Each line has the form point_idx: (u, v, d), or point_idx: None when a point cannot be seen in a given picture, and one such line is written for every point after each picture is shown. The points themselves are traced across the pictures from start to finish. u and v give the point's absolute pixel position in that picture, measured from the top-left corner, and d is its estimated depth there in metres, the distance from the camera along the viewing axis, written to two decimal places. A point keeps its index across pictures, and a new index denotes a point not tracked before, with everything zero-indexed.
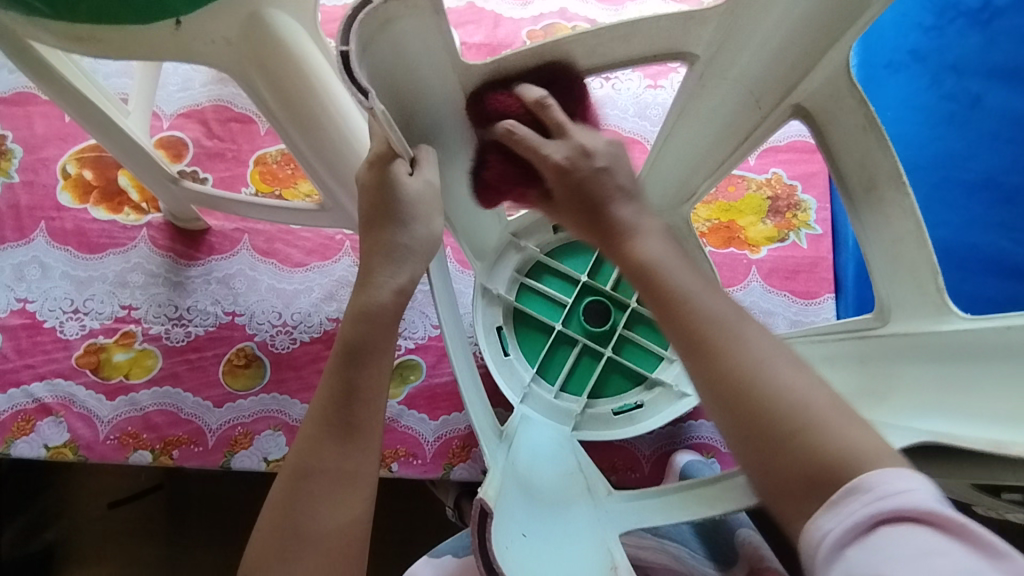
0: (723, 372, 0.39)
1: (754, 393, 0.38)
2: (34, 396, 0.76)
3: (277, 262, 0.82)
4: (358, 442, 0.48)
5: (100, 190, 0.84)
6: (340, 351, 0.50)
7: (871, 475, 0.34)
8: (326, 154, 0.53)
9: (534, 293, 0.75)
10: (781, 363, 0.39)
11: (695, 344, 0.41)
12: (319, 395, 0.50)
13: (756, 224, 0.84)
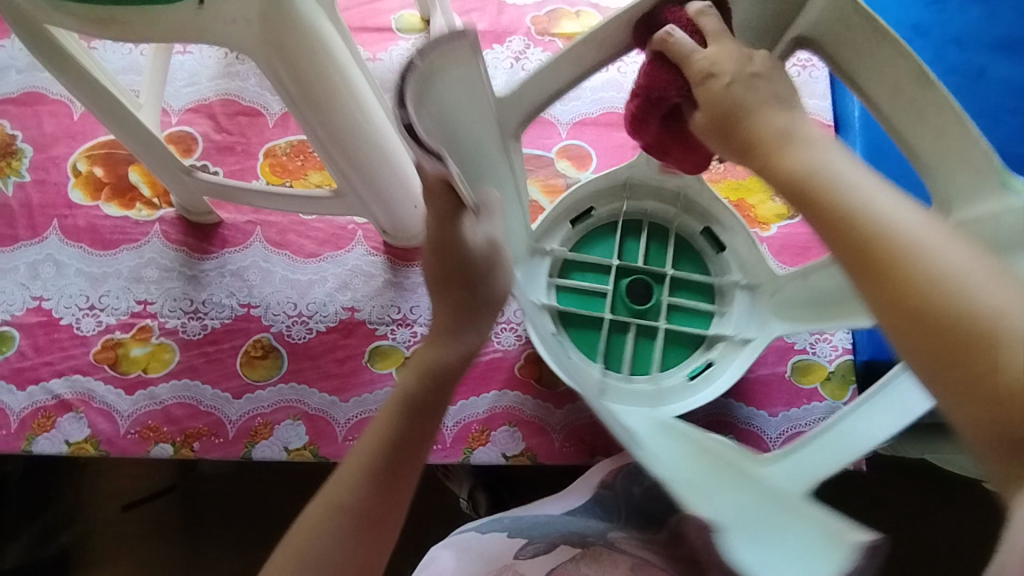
0: (918, 299, 0.33)
1: (958, 327, 0.31)
2: (54, 393, 0.77)
3: (290, 253, 0.83)
4: (397, 494, 0.47)
5: (111, 187, 0.84)
6: (398, 401, 0.48)
7: None
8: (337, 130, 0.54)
9: (573, 291, 0.74)
10: (998, 288, 0.32)
11: (882, 267, 0.34)
12: (373, 435, 0.48)
13: (765, 202, 0.85)
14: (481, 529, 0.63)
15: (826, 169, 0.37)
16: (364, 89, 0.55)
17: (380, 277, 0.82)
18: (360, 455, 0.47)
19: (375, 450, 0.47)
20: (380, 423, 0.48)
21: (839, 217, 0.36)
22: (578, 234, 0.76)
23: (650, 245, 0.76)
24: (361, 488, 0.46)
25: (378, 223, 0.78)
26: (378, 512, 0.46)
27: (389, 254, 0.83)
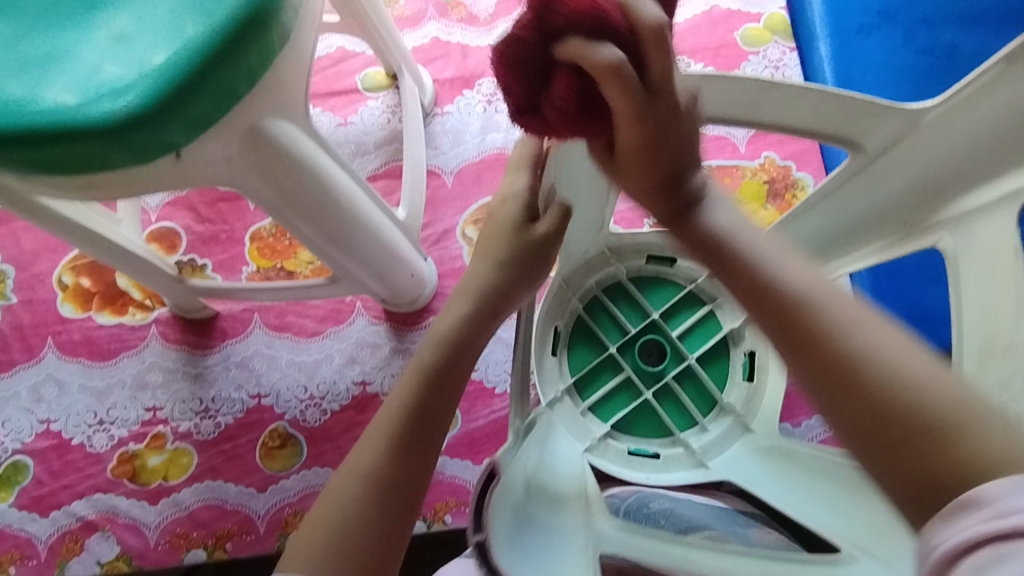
0: (831, 350, 0.32)
1: (865, 377, 0.31)
2: (77, 515, 0.76)
3: (292, 335, 0.81)
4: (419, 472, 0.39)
5: (101, 296, 0.83)
6: (418, 370, 0.42)
7: (986, 484, 0.27)
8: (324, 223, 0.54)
9: (603, 402, 0.78)
10: (893, 337, 0.32)
11: (797, 324, 0.33)
12: (379, 427, 0.39)
13: (758, 211, 0.84)
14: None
15: (740, 232, 0.39)
16: (347, 187, 0.54)
17: (387, 346, 0.81)
18: (354, 468, 0.38)
19: (380, 464, 0.38)
20: (379, 417, 0.40)
21: (744, 279, 0.37)
22: (564, 356, 0.80)
23: (619, 306, 0.81)
24: (365, 505, 0.37)
25: (377, 295, 0.76)
26: (381, 533, 0.36)
27: (391, 321, 0.82)
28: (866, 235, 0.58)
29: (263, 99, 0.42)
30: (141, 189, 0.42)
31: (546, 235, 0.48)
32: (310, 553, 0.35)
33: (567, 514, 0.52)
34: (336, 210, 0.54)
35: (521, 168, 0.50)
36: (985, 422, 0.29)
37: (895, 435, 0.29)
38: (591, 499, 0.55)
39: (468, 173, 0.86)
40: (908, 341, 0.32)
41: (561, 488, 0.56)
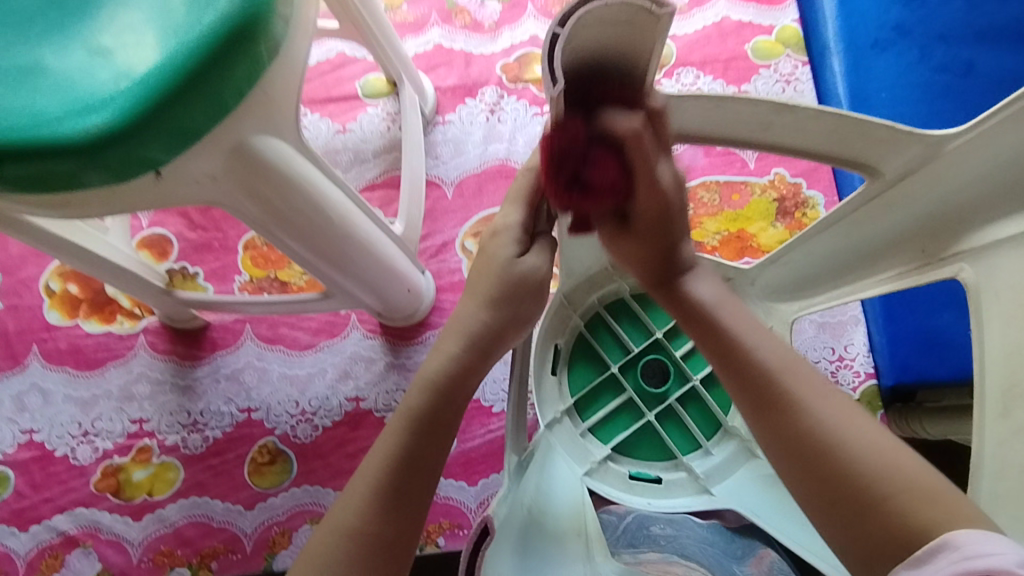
0: (799, 431, 0.39)
1: (823, 450, 0.38)
2: (59, 530, 0.74)
3: (285, 348, 0.79)
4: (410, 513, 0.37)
5: (88, 303, 0.80)
6: (404, 418, 0.39)
7: (957, 537, 0.33)
8: (316, 239, 0.52)
9: (602, 423, 0.76)
10: (843, 411, 0.39)
11: (768, 403, 0.41)
12: (365, 481, 0.37)
13: (766, 230, 0.82)
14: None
15: (718, 308, 0.46)
16: (341, 202, 0.52)
17: (382, 361, 0.79)
18: (337, 526, 0.37)
19: (368, 521, 0.37)
20: (364, 470, 0.38)
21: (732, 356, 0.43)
22: (565, 374, 0.77)
23: (621, 323, 0.78)
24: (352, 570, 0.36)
25: (372, 309, 0.74)
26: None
27: (386, 335, 0.79)
28: (882, 259, 0.56)
29: (249, 115, 0.40)
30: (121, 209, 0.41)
31: (531, 274, 0.42)
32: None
33: (567, 553, 0.50)
34: (329, 226, 0.52)
35: (515, 200, 0.44)
36: (928, 486, 0.35)
37: (849, 502, 0.36)
38: (590, 533, 0.53)
39: (469, 184, 0.84)
40: (855, 414, 0.39)
41: (559, 523, 0.53)
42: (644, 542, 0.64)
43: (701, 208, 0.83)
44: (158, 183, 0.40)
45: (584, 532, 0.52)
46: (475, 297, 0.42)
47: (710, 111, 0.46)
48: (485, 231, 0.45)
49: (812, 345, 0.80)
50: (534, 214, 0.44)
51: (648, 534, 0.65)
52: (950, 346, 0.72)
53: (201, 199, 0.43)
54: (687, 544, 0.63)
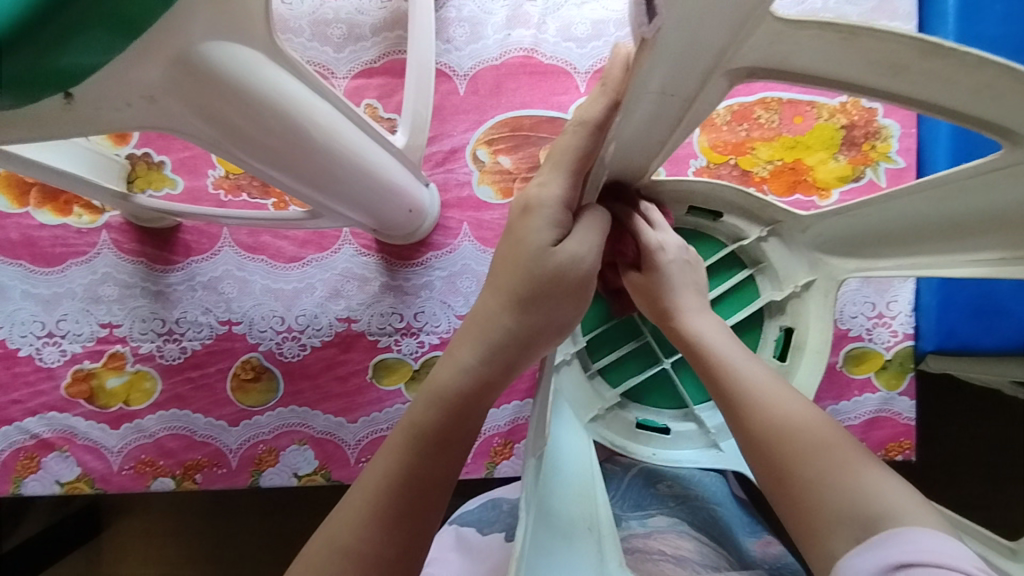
0: (765, 435, 0.42)
1: (779, 437, 0.41)
2: (31, 432, 0.69)
3: (268, 258, 0.71)
4: (412, 531, 0.36)
5: (38, 189, 0.71)
6: (409, 431, 0.38)
7: (903, 532, 0.34)
8: (296, 164, 0.42)
9: (614, 366, 0.70)
10: (798, 401, 0.43)
11: (739, 414, 0.44)
12: (366, 498, 0.37)
13: (826, 162, 0.71)
14: (481, 526, 0.57)
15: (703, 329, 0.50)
16: (325, 120, 0.41)
17: (377, 281, 0.71)
18: (335, 542, 0.36)
19: (365, 540, 0.36)
20: (365, 487, 0.37)
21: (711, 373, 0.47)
22: None
23: None
24: None
25: (366, 227, 0.64)
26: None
27: (382, 253, 0.71)
28: (972, 237, 0.47)
29: (200, 11, 0.29)
30: (47, 133, 0.32)
31: (569, 266, 0.37)
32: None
33: (579, 555, 0.44)
34: (309, 149, 0.42)
35: (557, 167, 0.38)
36: (864, 470, 0.38)
37: (796, 484, 0.39)
38: (601, 530, 0.47)
39: (485, 79, 0.71)
40: (814, 411, 0.42)
41: (570, 514, 0.47)
42: (651, 502, 0.61)
43: (756, 130, 0.71)
44: (72, 110, 0.30)
45: (597, 528, 0.47)
46: (504, 293, 0.38)
47: (835, 44, 0.34)
48: (516, 204, 0.40)
49: (851, 298, 0.73)
50: (577, 187, 0.38)
51: (655, 492, 0.63)
52: (1002, 314, 0.67)
53: (142, 122, 0.34)
54: (697, 510, 0.61)
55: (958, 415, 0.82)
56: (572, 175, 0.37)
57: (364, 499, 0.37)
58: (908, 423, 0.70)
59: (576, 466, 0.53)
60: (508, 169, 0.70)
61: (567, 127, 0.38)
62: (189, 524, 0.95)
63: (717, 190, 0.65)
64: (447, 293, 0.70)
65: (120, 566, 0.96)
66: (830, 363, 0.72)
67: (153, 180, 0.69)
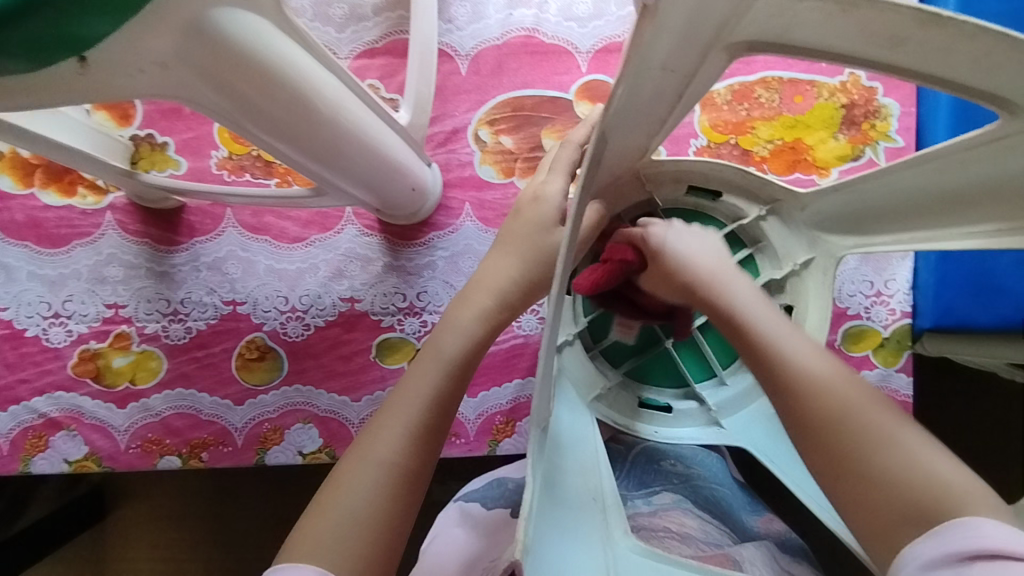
0: (817, 414, 0.41)
1: (838, 429, 0.40)
2: (39, 411, 0.70)
3: (272, 239, 0.72)
4: (430, 438, 0.45)
5: (42, 170, 0.72)
6: (434, 360, 0.48)
7: (970, 521, 0.34)
8: (302, 137, 0.43)
9: (615, 345, 0.70)
10: (853, 382, 0.42)
11: (787, 388, 0.42)
12: (400, 417, 0.45)
13: (826, 141, 0.71)
14: (486, 502, 0.57)
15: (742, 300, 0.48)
16: (331, 92, 0.42)
17: (380, 261, 0.72)
18: (372, 455, 0.43)
19: (401, 453, 0.44)
20: (395, 410, 0.45)
21: (751, 344, 0.46)
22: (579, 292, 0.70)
23: None
24: (381, 487, 0.42)
25: (369, 206, 0.65)
26: (405, 514, 0.43)
27: (385, 233, 0.72)
28: (972, 210, 0.47)
29: None
30: (59, 99, 0.32)
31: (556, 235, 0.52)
32: (335, 519, 0.41)
33: (586, 528, 0.45)
34: (315, 121, 0.42)
35: (558, 171, 0.55)
36: (925, 456, 0.38)
37: (857, 471, 0.39)
38: (604, 501, 0.48)
39: (487, 59, 0.71)
40: (870, 395, 0.41)
41: (577, 486, 0.48)
42: (655, 480, 0.62)
43: (756, 110, 0.72)
44: (84, 76, 0.30)
45: (601, 500, 0.48)
46: (512, 256, 0.53)
47: (836, 14, 0.34)
48: (527, 195, 0.56)
49: (850, 277, 0.73)
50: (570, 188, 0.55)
51: (658, 470, 0.63)
52: (1000, 292, 0.69)
53: (152, 91, 0.34)
54: (700, 489, 0.61)
55: (955, 394, 0.83)
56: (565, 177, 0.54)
57: (390, 419, 0.45)
58: (905, 400, 0.71)
59: (579, 441, 0.53)
60: (510, 149, 0.71)
61: (564, 145, 0.56)
62: (194, 506, 0.96)
63: (718, 169, 0.65)
64: (449, 273, 0.71)
65: (127, 548, 0.97)
66: (829, 340, 0.73)
67: (156, 161, 0.69)
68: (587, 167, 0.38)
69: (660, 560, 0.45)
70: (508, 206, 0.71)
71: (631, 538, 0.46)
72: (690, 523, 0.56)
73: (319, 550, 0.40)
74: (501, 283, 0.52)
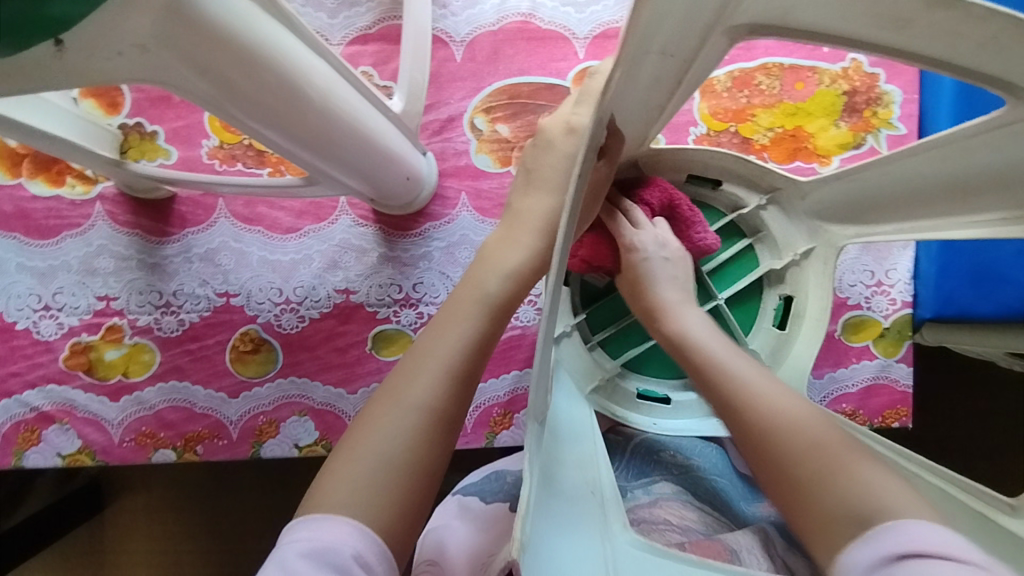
0: (756, 428, 0.42)
1: (774, 445, 0.41)
2: (31, 405, 0.69)
3: (265, 229, 0.71)
4: (467, 381, 0.46)
5: (29, 160, 0.70)
6: (481, 299, 0.49)
7: (898, 524, 0.35)
8: (292, 124, 0.42)
9: (613, 336, 0.70)
10: (787, 396, 0.43)
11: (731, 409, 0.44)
12: (438, 362, 0.46)
13: (827, 129, 0.70)
14: (484, 496, 0.57)
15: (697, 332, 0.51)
16: (321, 78, 0.41)
17: (375, 252, 0.71)
18: (408, 400, 0.44)
19: (437, 399, 0.45)
20: (435, 347, 0.46)
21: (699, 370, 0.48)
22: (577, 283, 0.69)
23: None
24: (417, 429, 0.43)
25: (364, 196, 0.64)
26: (440, 459, 0.44)
27: (380, 223, 0.71)
28: (977, 199, 0.46)
29: None
30: (37, 83, 0.31)
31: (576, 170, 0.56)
32: (371, 463, 0.42)
33: (585, 524, 0.44)
34: (306, 108, 0.41)
35: (589, 102, 0.57)
36: (860, 465, 0.39)
37: (795, 479, 0.40)
38: (603, 498, 0.47)
39: (483, 45, 0.70)
40: (807, 409, 0.43)
41: (574, 482, 0.47)
42: (655, 469, 0.61)
43: (757, 97, 0.71)
44: (62, 58, 0.29)
45: (599, 494, 0.47)
46: (544, 189, 0.55)
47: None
48: (559, 126, 0.58)
49: (849, 266, 0.73)
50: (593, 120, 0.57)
51: (658, 460, 0.62)
52: (1003, 280, 0.66)
53: (134, 75, 0.33)
54: (700, 480, 0.60)
55: (954, 383, 0.83)
56: (593, 109, 0.56)
57: (430, 359, 0.46)
58: (905, 390, 0.71)
59: (578, 435, 0.53)
60: (506, 138, 0.70)
61: (597, 76, 0.57)
62: (192, 499, 0.96)
63: (718, 158, 0.64)
64: (445, 264, 0.70)
65: (124, 541, 0.97)
66: (829, 331, 0.72)
67: (146, 150, 0.68)
68: (586, 148, 0.37)
69: (660, 555, 0.43)
70: (504, 195, 0.70)
71: (630, 532, 0.45)
72: (688, 517, 0.55)
73: (354, 495, 0.40)
74: (498, 274, 0.51)
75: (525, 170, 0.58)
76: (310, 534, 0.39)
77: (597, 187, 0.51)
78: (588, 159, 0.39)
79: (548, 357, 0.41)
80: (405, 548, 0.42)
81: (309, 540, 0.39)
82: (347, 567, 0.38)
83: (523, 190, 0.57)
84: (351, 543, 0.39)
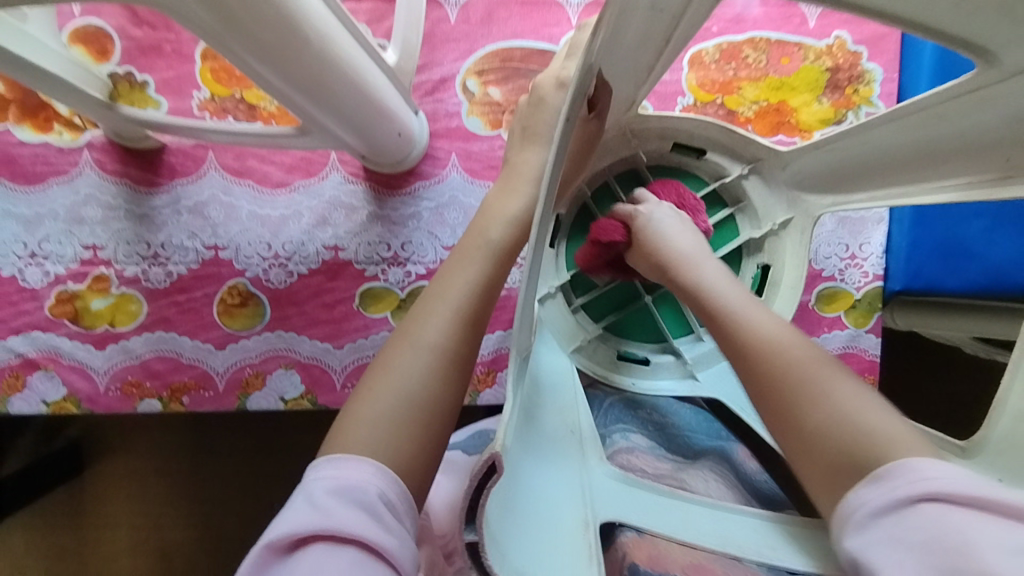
0: (764, 366, 0.44)
1: (779, 380, 0.43)
2: (16, 351, 0.69)
3: (255, 183, 0.71)
4: (472, 324, 0.48)
5: (16, 105, 0.70)
6: (480, 248, 0.51)
7: (902, 461, 0.36)
8: (288, 63, 0.42)
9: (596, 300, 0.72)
10: (799, 345, 0.45)
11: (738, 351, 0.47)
12: (448, 305, 0.47)
13: (810, 104, 0.72)
14: (468, 450, 0.59)
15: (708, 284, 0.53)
16: (319, 20, 0.42)
17: (365, 210, 0.72)
18: (424, 343, 0.46)
19: (450, 340, 0.46)
20: (440, 296, 0.48)
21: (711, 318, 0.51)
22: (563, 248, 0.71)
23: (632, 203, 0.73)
24: (430, 374, 0.45)
25: (356, 151, 0.64)
26: (456, 398, 0.46)
27: (370, 181, 0.72)
28: (943, 164, 0.49)
29: None
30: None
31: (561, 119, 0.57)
32: (389, 404, 0.43)
33: (566, 458, 0.46)
34: (304, 48, 0.42)
35: (576, 56, 0.58)
36: (864, 408, 0.40)
37: (799, 422, 0.41)
38: (585, 439, 0.49)
39: (476, 8, 0.70)
40: (813, 352, 0.44)
41: (555, 420, 0.49)
42: (631, 419, 0.62)
43: (743, 70, 0.72)
44: None
45: (579, 432, 0.49)
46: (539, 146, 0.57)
47: None
48: (550, 81, 0.59)
49: (826, 239, 0.75)
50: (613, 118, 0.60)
51: (636, 415, 0.64)
52: (966, 255, 0.69)
53: None
54: (674, 436, 0.62)
55: (919, 360, 0.86)
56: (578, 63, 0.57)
57: (437, 305, 0.47)
58: (873, 359, 0.74)
59: (567, 389, 0.54)
60: (498, 101, 0.71)
61: (582, 30, 0.58)
62: (176, 458, 0.97)
63: (705, 126, 0.66)
64: (434, 225, 0.71)
65: (106, 499, 0.97)
66: (803, 301, 0.75)
67: (135, 99, 0.68)
68: (572, 95, 0.38)
69: (631, 484, 0.46)
70: (494, 157, 0.71)
71: (608, 465, 0.48)
72: (663, 466, 0.56)
73: (378, 434, 0.42)
74: (491, 223, 0.52)
75: (517, 127, 0.59)
76: (337, 473, 0.39)
77: (587, 143, 0.53)
78: (576, 107, 0.40)
79: (534, 291, 0.42)
80: (423, 487, 0.43)
81: (332, 479, 0.39)
82: (372, 504, 0.38)
83: (516, 147, 0.59)
84: (375, 483, 0.39)
